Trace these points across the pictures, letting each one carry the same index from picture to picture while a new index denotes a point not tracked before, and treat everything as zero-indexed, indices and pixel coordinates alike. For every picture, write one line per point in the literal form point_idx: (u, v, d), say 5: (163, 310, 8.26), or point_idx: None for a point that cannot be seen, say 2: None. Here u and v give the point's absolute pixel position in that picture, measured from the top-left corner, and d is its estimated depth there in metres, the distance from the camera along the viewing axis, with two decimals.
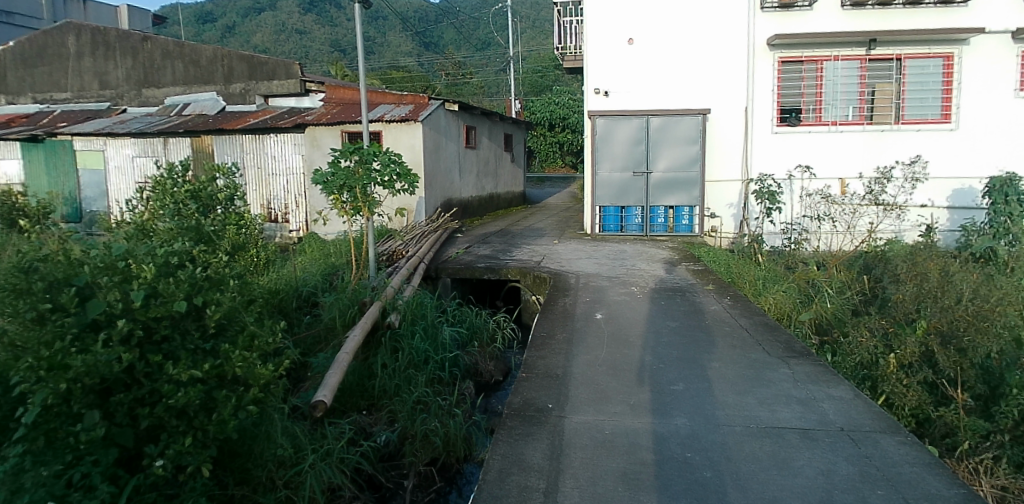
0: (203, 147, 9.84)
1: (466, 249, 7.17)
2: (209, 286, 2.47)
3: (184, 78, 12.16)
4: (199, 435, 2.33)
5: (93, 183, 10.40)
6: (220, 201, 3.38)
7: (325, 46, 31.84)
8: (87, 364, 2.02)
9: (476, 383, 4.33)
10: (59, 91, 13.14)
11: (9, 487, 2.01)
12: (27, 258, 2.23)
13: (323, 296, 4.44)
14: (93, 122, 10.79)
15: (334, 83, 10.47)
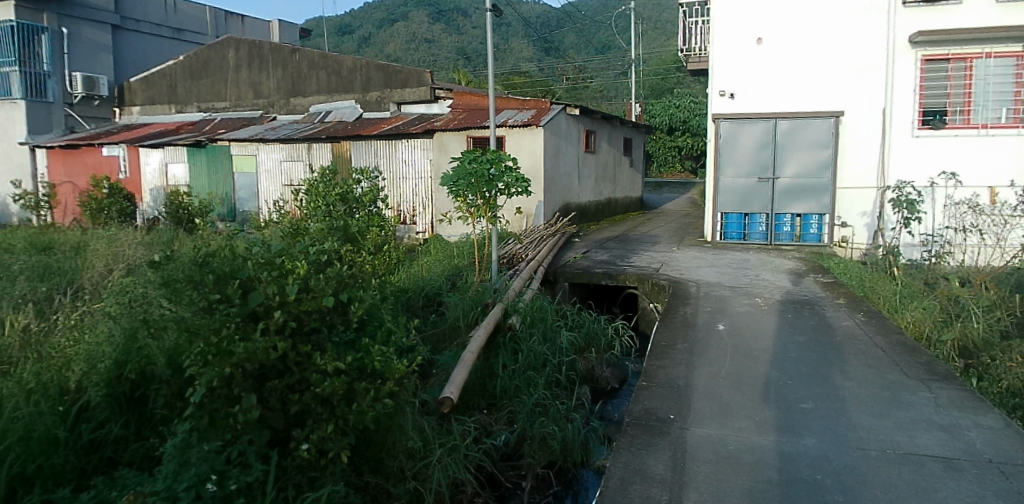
0: (341, 153, 10.31)
1: (584, 254, 7.18)
2: (353, 283, 2.67)
3: (328, 88, 12.91)
4: (339, 423, 2.55)
5: (246, 185, 11.22)
6: (364, 203, 3.52)
7: (451, 54, 32.99)
8: (247, 351, 2.29)
9: (592, 390, 4.30)
10: (219, 100, 14.18)
11: (180, 460, 2.36)
12: (201, 252, 2.50)
13: (448, 296, 4.58)
14: (247, 129, 11.72)
15: (462, 90, 10.83)
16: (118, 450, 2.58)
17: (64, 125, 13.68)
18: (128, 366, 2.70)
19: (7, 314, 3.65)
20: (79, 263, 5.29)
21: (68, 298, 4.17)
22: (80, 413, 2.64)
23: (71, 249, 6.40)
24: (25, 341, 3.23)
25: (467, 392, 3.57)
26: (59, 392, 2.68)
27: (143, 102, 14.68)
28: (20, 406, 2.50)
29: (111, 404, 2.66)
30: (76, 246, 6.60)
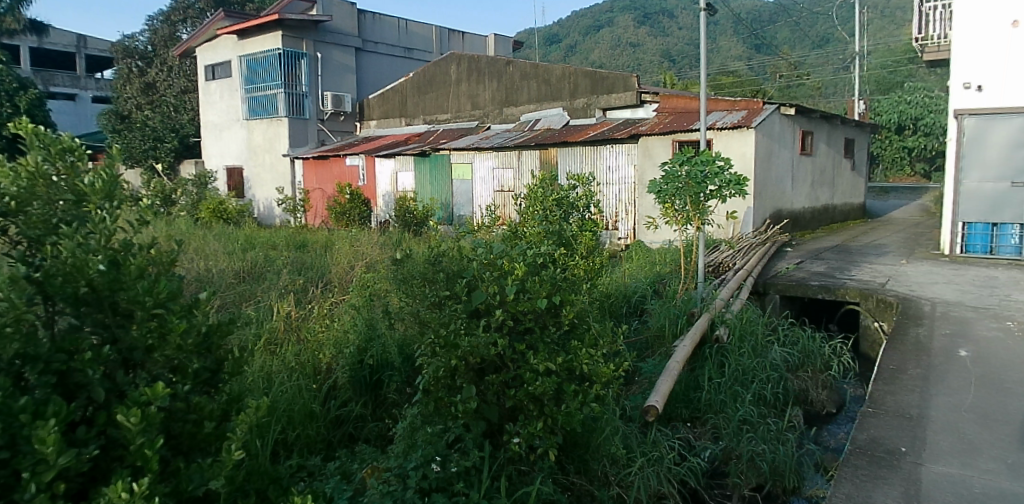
0: (548, 160, 10.49)
1: (797, 265, 6.73)
2: (567, 286, 2.80)
3: (538, 97, 12.64)
4: (548, 421, 2.69)
5: (463, 190, 11.78)
6: (578, 208, 3.52)
7: (656, 55, 32.88)
8: (471, 345, 2.52)
9: (807, 413, 4.14)
10: (441, 113, 14.34)
11: (408, 442, 2.61)
12: (434, 251, 2.80)
13: (651, 302, 4.70)
14: (465, 138, 12.21)
15: (669, 93, 10.32)
16: (357, 428, 2.92)
17: (316, 138, 14.95)
18: (369, 354, 3.15)
19: (274, 302, 4.29)
20: (330, 259, 6.03)
21: (319, 290, 4.81)
22: (330, 391, 3.07)
23: (323, 246, 7.40)
24: (288, 324, 3.76)
25: (672, 401, 3.67)
26: (314, 371, 3.12)
27: (379, 117, 15.32)
28: (287, 382, 2.96)
29: (352, 386, 3.04)
30: (326, 244, 7.58)
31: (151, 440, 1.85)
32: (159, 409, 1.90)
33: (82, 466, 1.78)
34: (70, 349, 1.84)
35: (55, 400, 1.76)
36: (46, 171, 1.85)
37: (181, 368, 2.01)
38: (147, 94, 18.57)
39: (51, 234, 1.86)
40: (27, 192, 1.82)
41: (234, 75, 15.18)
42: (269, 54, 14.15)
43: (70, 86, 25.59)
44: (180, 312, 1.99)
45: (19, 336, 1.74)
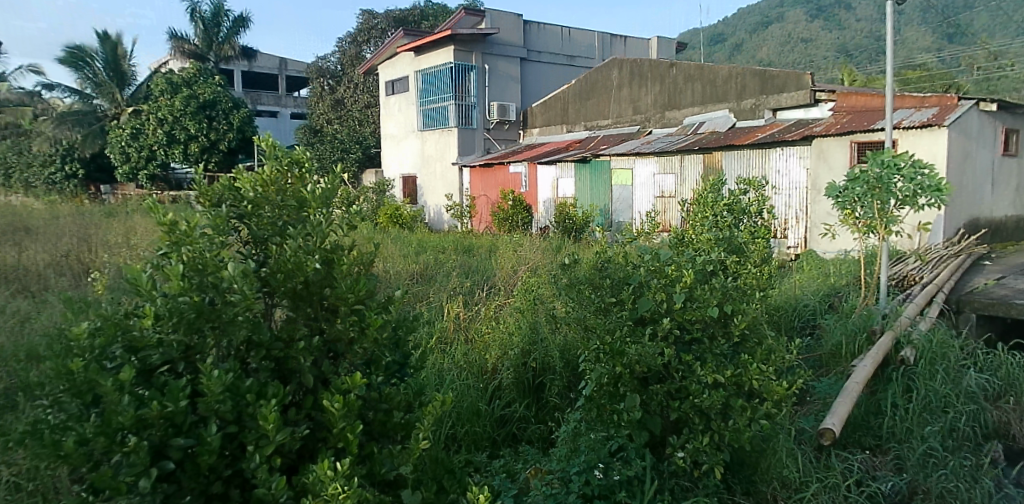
0: (714, 164, 10.18)
1: (999, 280, 5.96)
2: (738, 295, 2.72)
3: (701, 99, 12.31)
4: (714, 437, 2.61)
5: (623, 196, 11.76)
6: (752, 213, 3.28)
7: (831, 50, 30.74)
8: (639, 353, 2.54)
9: (1007, 449, 3.65)
10: (602, 118, 14.46)
11: (571, 447, 2.74)
12: (601, 256, 2.90)
13: (826, 318, 4.51)
14: (626, 143, 12.19)
15: (846, 89, 9.42)
16: (520, 429, 3.05)
17: (483, 147, 15.62)
18: (532, 356, 3.28)
19: (444, 302, 4.57)
20: (494, 263, 6.29)
21: (485, 292, 5.04)
22: (494, 390, 3.22)
23: (488, 251, 7.81)
24: (458, 324, 3.97)
25: (851, 426, 3.47)
26: (479, 371, 3.27)
27: (541, 125, 15.69)
28: (456, 379, 3.14)
29: (516, 388, 3.19)
30: (491, 249, 7.96)
31: (351, 424, 2.03)
32: (358, 395, 2.12)
33: (293, 443, 2.00)
34: (286, 338, 2.10)
35: (274, 384, 2.01)
36: (276, 179, 2.17)
37: (375, 360, 2.23)
38: (336, 109, 20.80)
39: (275, 235, 2.15)
40: (260, 199, 2.14)
41: (410, 90, 16.21)
42: (442, 69, 15.09)
43: (274, 105, 29.17)
44: (376, 309, 2.19)
45: (246, 324, 2.00)
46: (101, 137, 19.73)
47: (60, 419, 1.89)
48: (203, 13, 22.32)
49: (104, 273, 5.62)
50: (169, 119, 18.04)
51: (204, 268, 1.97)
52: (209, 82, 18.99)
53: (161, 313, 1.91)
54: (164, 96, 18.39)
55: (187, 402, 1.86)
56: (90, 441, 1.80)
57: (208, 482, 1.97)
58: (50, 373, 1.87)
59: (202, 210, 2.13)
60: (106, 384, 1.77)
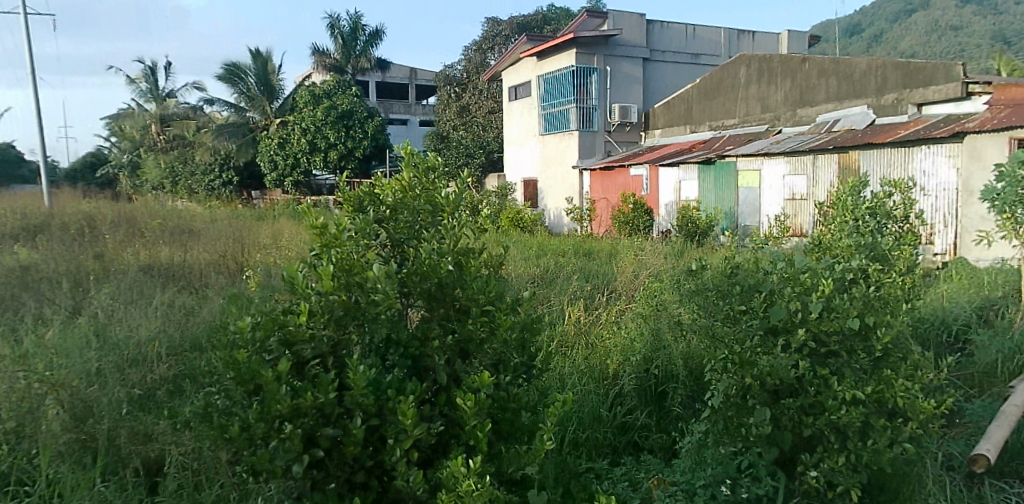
0: (850, 164, 9.54)
1: None
2: (882, 306, 2.52)
3: (837, 95, 11.44)
4: (852, 458, 2.43)
5: (748, 199, 11.30)
6: (895, 219, 3.11)
7: (988, 37, 27.82)
8: (770, 365, 2.46)
9: None
10: (729, 118, 13.84)
11: (697, 459, 2.68)
12: (730, 263, 2.87)
13: (979, 333, 4.09)
14: (753, 143, 11.65)
15: (1004, 82, 8.90)
16: (641, 437, 3.04)
17: (603, 149, 15.53)
18: (654, 362, 3.30)
19: (566, 306, 4.63)
20: (615, 268, 6.24)
21: (606, 297, 5.03)
22: (615, 396, 3.27)
23: (608, 255, 7.76)
24: (576, 326, 4.09)
25: (1008, 453, 3.12)
26: (600, 376, 3.36)
27: (664, 126, 15.44)
28: (577, 384, 3.25)
29: (638, 395, 3.23)
30: (611, 253, 7.89)
31: (481, 423, 2.05)
32: (487, 396, 2.14)
33: (429, 438, 2.06)
34: (422, 337, 2.19)
35: (411, 381, 2.07)
36: (414, 184, 2.25)
37: (504, 362, 2.22)
38: (462, 116, 21.37)
39: (412, 238, 2.24)
40: (399, 204, 2.24)
41: (533, 94, 16.60)
42: (564, 72, 15.21)
43: (404, 113, 30.39)
44: (506, 310, 2.19)
45: (387, 322, 2.10)
46: (252, 147, 20.81)
47: (228, 404, 2.08)
48: (343, 28, 23.87)
49: (253, 270, 6.22)
50: (312, 129, 19.38)
51: (352, 269, 2.10)
52: (347, 94, 20.17)
53: (314, 309, 2.07)
54: (307, 108, 19.65)
55: (334, 395, 1.96)
56: (252, 426, 1.95)
57: (352, 471, 2.07)
58: (221, 362, 2.06)
59: (345, 215, 2.25)
60: (267, 374, 1.91)
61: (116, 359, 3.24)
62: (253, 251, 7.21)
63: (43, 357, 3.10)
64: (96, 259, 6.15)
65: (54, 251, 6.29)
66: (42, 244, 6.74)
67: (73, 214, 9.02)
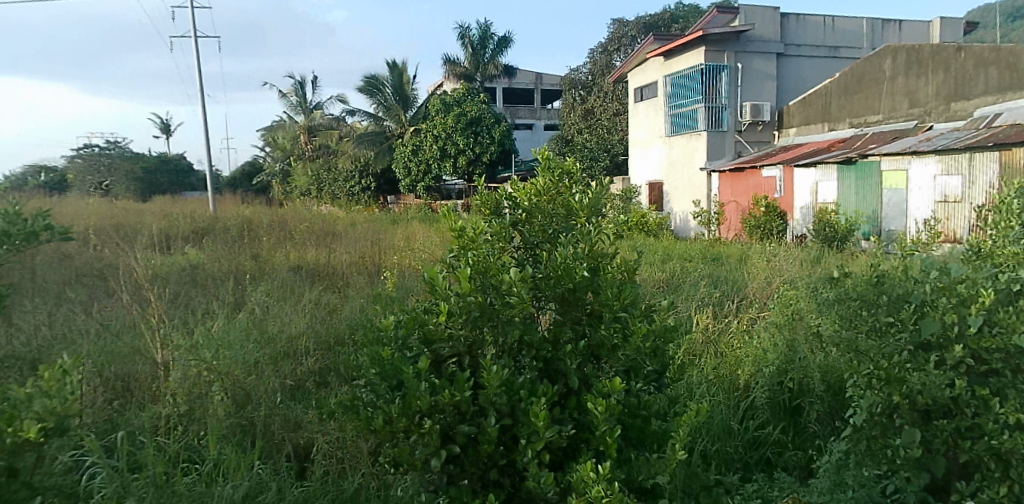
0: (1013, 162, 8.51)
1: None
2: None
3: (997, 87, 10.36)
4: (1017, 489, 2.19)
5: (895, 201, 10.48)
6: None
7: None
8: (923, 382, 2.28)
9: None
10: (873, 114, 12.60)
11: (834, 479, 2.56)
12: (875, 270, 2.70)
13: None
14: (901, 141, 10.68)
15: None
16: (775, 453, 3.14)
17: (733, 150, 14.69)
18: (787, 374, 3.33)
19: (693, 313, 4.66)
20: (747, 275, 6.09)
21: (736, 305, 4.96)
22: (748, 408, 3.42)
23: (737, 262, 7.57)
24: (707, 334, 4.27)
25: None
26: (731, 387, 3.54)
27: (800, 124, 14.17)
28: (708, 394, 3.44)
29: (771, 409, 3.33)
30: (742, 259, 7.70)
31: (612, 429, 2.02)
32: (618, 402, 2.13)
33: (561, 439, 2.06)
34: (553, 340, 2.21)
35: (543, 383, 2.09)
36: (548, 189, 2.30)
37: (636, 367, 2.23)
38: (587, 119, 21.32)
39: (546, 241, 2.28)
40: (534, 207, 2.30)
41: (659, 95, 16.15)
42: (691, 71, 14.72)
43: (530, 118, 31.59)
44: (639, 315, 2.21)
45: (521, 325, 2.13)
46: (388, 153, 21.87)
47: (371, 398, 2.17)
48: (473, 38, 24.70)
49: (390, 270, 6.89)
50: (442, 135, 19.98)
51: (488, 271, 2.14)
52: (475, 100, 20.81)
53: (453, 310, 2.13)
54: (439, 115, 20.47)
55: (470, 393, 2.01)
56: (394, 421, 2.03)
57: (485, 468, 2.11)
58: (366, 357, 2.20)
59: (482, 217, 2.35)
60: (409, 370, 2.01)
61: (271, 351, 3.67)
62: (390, 254, 7.84)
63: (208, 340, 3.48)
64: (253, 259, 7.06)
65: (221, 251, 7.28)
66: (212, 243, 8.15)
67: (230, 222, 10.24)
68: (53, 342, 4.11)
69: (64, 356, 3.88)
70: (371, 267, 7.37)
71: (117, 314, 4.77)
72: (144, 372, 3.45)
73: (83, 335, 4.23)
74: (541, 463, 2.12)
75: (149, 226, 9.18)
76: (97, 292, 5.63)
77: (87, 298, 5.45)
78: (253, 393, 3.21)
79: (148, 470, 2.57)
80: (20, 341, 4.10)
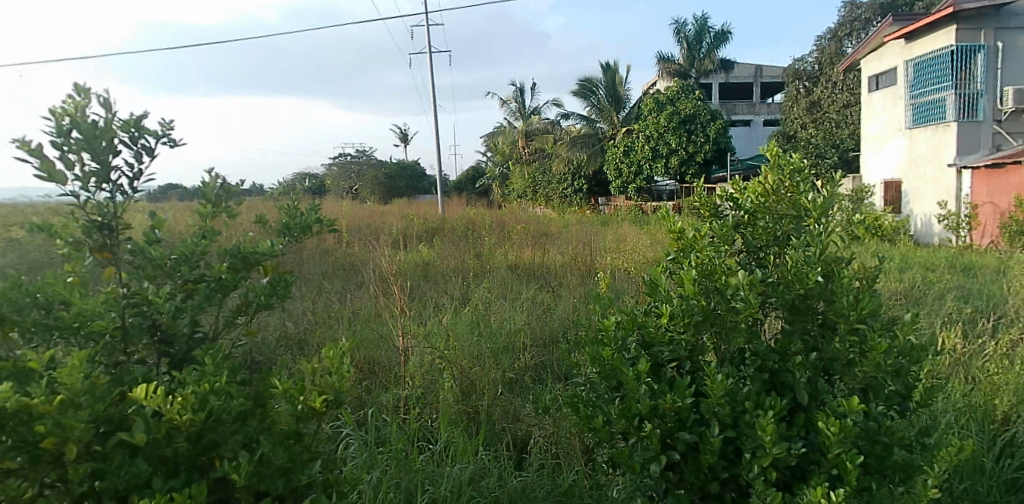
0: None
1: None
2: None
3: None
4: None
5: None
6: None
7: None
8: None
9: None
10: None
11: None
12: None
13: None
14: None
15: None
16: None
17: (991, 144, 12.36)
18: None
19: (938, 330, 4.27)
20: (1010, 289, 5.27)
21: (994, 324, 4.40)
22: (1009, 443, 3.09)
23: (1000, 272, 6.55)
24: (955, 358, 3.92)
25: None
26: (986, 418, 3.23)
27: None
28: (957, 424, 3.20)
29: None
30: (1005, 269, 6.68)
31: (851, 454, 1.95)
32: (858, 426, 2.08)
33: (789, 459, 2.02)
34: (781, 351, 2.22)
35: (770, 396, 2.10)
36: (776, 187, 2.37)
37: (878, 389, 2.13)
38: (812, 112, 19.95)
39: (771, 245, 2.34)
40: (761, 208, 2.37)
41: (898, 83, 14.17)
42: (939, 54, 12.67)
43: (748, 114, 29.82)
44: (880, 329, 2.11)
45: (744, 332, 2.21)
46: (601, 155, 22.34)
47: (593, 396, 2.45)
48: (689, 33, 24.48)
49: (600, 269, 7.41)
50: (654, 135, 19.85)
51: (711, 274, 2.29)
52: (690, 98, 20.15)
53: (674, 314, 2.27)
54: (652, 114, 20.21)
55: (690, 400, 2.13)
56: (614, 421, 2.25)
57: (706, 481, 2.18)
58: (587, 355, 2.46)
59: (702, 219, 2.51)
60: (629, 373, 2.21)
61: (492, 346, 4.53)
62: (597, 256, 8.29)
63: (443, 333, 4.56)
64: (477, 259, 8.09)
65: (451, 253, 8.47)
66: (443, 244, 9.37)
67: (460, 225, 11.42)
68: (320, 327, 5.15)
69: (326, 340, 4.85)
70: (584, 270, 7.72)
71: (364, 307, 5.62)
72: (384, 359, 4.44)
73: (339, 321, 5.25)
74: (766, 481, 2.11)
75: (393, 227, 10.68)
76: (351, 285, 6.68)
77: (341, 288, 6.53)
78: (477, 383, 3.97)
79: (392, 446, 3.22)
80: (295, 324, 5.23)
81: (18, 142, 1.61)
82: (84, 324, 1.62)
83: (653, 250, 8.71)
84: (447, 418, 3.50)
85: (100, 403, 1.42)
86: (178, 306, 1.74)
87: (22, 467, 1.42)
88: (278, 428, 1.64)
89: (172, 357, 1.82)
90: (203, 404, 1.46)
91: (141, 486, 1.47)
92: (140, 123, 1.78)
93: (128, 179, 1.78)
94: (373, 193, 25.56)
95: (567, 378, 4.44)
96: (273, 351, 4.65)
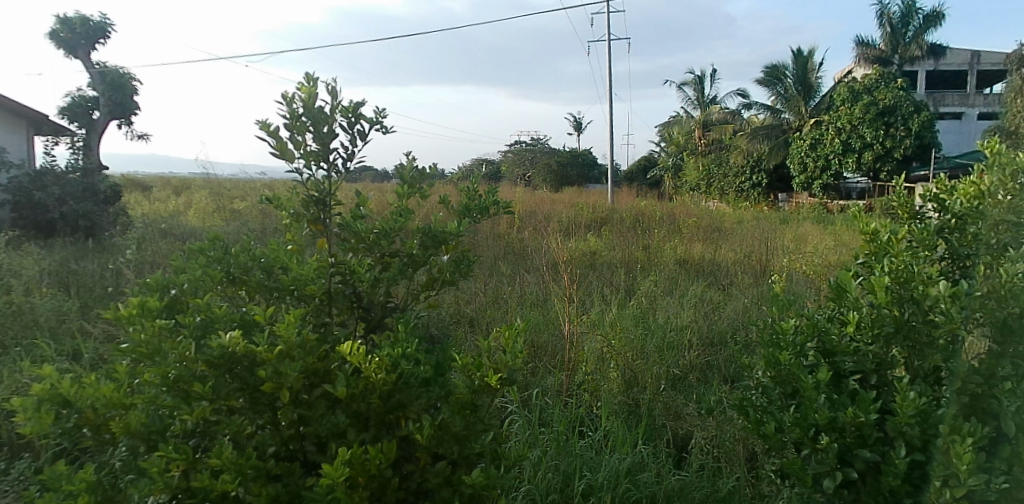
0: None
1: None
2: None
3: None
4: None
5: None
6: None
7: None
8: None
9: None
10: None
11: None
12: None
13: None
14: None
15: None
16: None
17: None
18: None
19: None
20: None
21: None
22: None
23: None
24: None
25: None
26: None
27: None
28: None
29: None
30: None
31: None
32: None
33: (988, 494, 1.93)
34: (986, 373, 2.12)
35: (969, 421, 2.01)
36: (992, 190, 2.29)
37: None
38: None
39: (982, 253, 2.27)
40: (975, 212, 2.31)
41: None
42: None
43: (959, 105, 26.00)
44: None
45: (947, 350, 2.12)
46: (784, 148, 20.80)
47: (764, 402, 2.49)
48: (894, 15, 21.64)
49: (775, 270, 7.09)
50: (847, 127, 17.99)
51: (908, 281, 2.25)
52: (891, 86, 18.01)
53: (863, 322, 2.30)
54: (845, 105, 18.34)
55: (875, 417, 2.13)
56: (787, 430, 2.29)
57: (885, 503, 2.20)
58: (764, 358, 2.50)
59: (900, 219, 2.48)
60: (808, 381, 2.24)
61: (658, 342, 4.68)
62: (775, 255, 7.92)
63: (612, 323, 4.83)
64: (644, 251, 8.14)
65: (619, 244, 8.63)
66: (609, 234, 9.59)
67: (628, 215, 11.56)
68: (489, 308, 5.68)
69: (495, 321, 5.35)
70: (758, 270, 7.43)
71: (531, 292, 6.01)
72: (550, 343, 4.83)
73: (508, 303, 5.75)
74: None
75: (563, 216, 11.17)
76: (520, 269, 7.17)
77: (510, 272, 7.02)
78: (639, 377, 4.21)
79: (553, 428, 3.57)
80: (469, 303, 5.84)
81: (261, 125, 2.03)
82: (300, 286, 2.08)
83: (837, 253, 8.12)
84: (609, 409, 3.78)
85: (309, 357, 1.82)
86: (374, 277, 2.18)
87: (242, 406, 1.88)
88: (457, 398, 1.92)
89: (369, 321, 2.24)
90: (396, 367, 1.79)
91: (338, 434, 1.85)
92: (357, 109, 2.11)
93: (342, 159, 2.15)
94: (542, 181, 26.43)
95: (734, 382, 4.46)
96: (448, 326, 5.24)
